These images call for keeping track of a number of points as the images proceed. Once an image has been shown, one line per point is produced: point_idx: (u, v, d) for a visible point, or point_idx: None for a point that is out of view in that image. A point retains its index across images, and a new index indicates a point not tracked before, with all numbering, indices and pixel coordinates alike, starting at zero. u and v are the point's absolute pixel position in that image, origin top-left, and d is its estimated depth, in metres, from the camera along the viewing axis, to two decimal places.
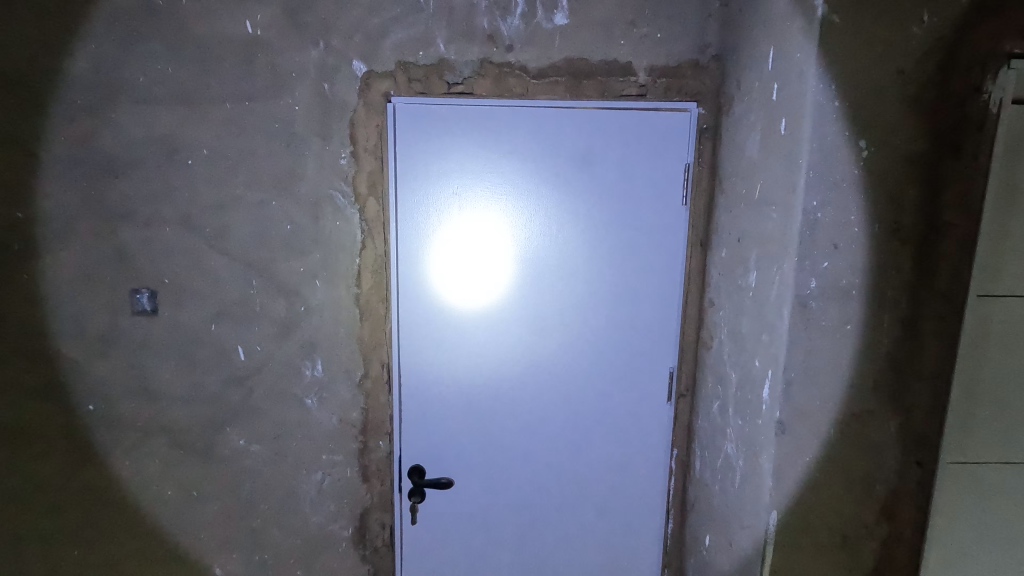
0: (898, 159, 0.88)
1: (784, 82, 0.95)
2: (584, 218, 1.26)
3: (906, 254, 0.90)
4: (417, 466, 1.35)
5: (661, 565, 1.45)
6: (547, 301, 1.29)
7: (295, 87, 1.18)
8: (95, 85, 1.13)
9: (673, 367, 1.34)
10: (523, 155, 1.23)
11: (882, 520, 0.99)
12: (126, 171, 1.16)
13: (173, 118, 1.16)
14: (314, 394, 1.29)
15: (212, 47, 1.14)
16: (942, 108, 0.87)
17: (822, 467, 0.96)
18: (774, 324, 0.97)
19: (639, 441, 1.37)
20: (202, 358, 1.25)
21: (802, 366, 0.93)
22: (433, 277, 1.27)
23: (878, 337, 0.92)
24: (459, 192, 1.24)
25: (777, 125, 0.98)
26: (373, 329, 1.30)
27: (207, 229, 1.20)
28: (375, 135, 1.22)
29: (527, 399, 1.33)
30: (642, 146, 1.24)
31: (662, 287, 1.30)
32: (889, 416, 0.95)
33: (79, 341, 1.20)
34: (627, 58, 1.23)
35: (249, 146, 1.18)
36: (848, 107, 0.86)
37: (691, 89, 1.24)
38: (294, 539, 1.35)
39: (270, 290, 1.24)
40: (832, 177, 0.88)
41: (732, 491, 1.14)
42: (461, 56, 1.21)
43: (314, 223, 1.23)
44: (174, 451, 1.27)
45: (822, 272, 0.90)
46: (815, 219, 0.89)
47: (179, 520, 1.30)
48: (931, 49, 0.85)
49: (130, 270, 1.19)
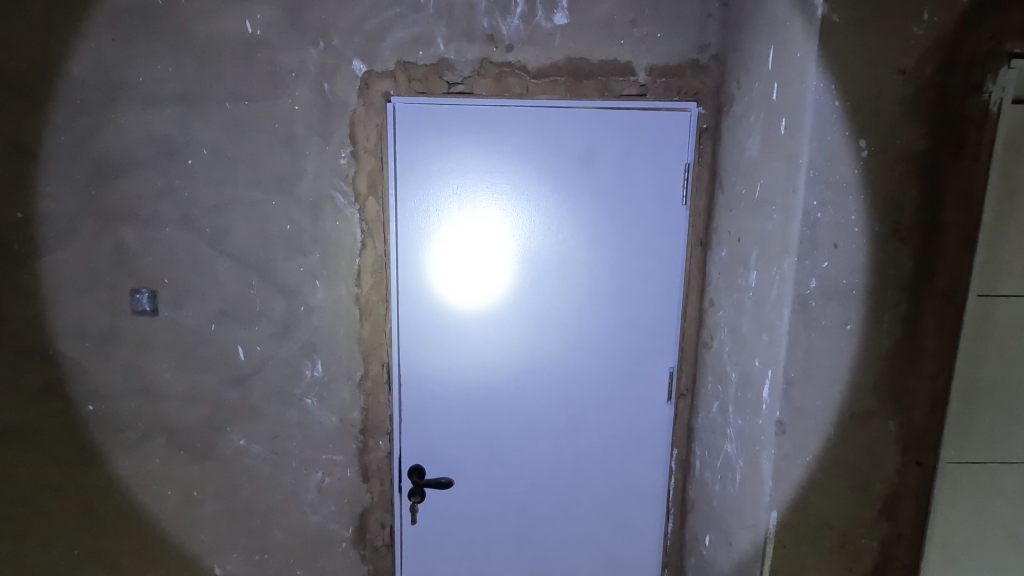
0: (899, 159, 0.87)
1: (785, 81, 0.95)
2: (584, 217, 1.26)
3: (907, 253, 0.90)
4: (417, 466, 1.35)
5: (661, 565, 1.45)
6: (548, 300, 1.29)
7: (295, 87, 1.18)
8: (95, 85, 1.13)
9: (673, 366, 1.34)
10: (524, 155, 1.23)
11: (883, 520, 0.99)
12: (126, 170, 1.16)
13: (173, 117, 1.16)
14: (314, 394, 1.29)
15: (212, 46, 1.14)
16: (942, 108, 0.87)
17: (822, 466, 0.96)
18: (774, 324, 0.97)
19: (639, 441, 1.37)
20: (202, 358, 1.25)
21: (802, 366, 0.93)
22: (434, 276, 1.27)
23: (879, 337, 0.92)
24: (460, 192, 1.24)
25: (777, 125, 0.97)
26: (372, 329, 1.30)
27: (207, 229, 1.20)
28: (375, 134, 1.22)
29: (527, 399, 1.33)
30: (642, 146, 1.24)
31: (663, 287, 1.30)
32: (890, 416, 0.95)
33: (79, 341, 1.20)
34: (627, 57, 1.23)
35: (249, 146, 1.18)
36: (848, 107, 0.86)
37: (692, 88, 1.24)
38: (294, 539, 1.35)
39: (270, 290, 1.24)
40: (832, 176, 0.88)
41: (732, 490, 1.14)
42: (460, 55, 1.21)
43: (314, 223, 1.23)
44: (174, 451, 1.27)
45: (822, 272, 0.90)
46: (815, 218, 0.89)
47: (179, 520, 1.30)
48: (931, 49, 0.85)
49: (130, 269, 1.19)
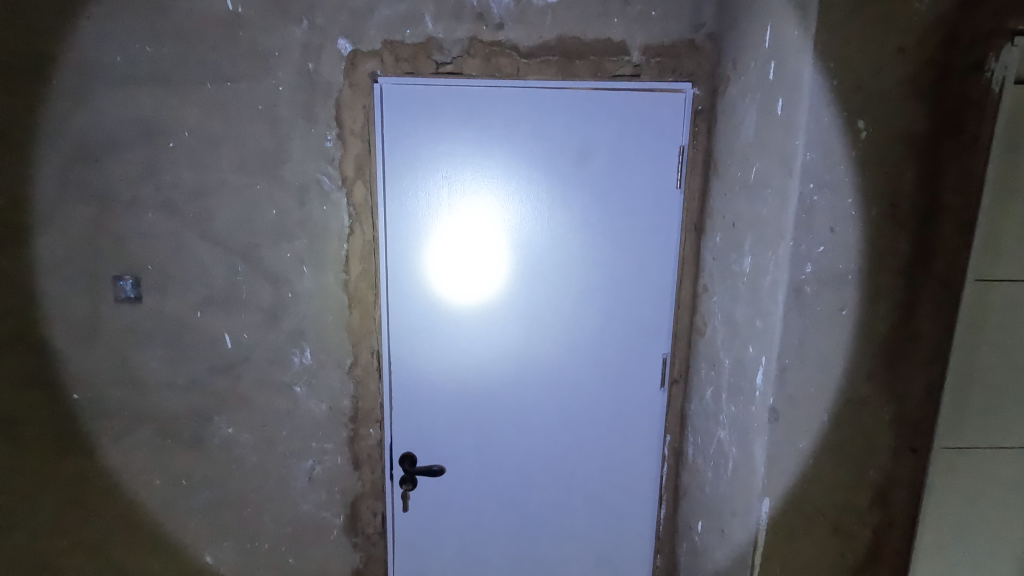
0: (896, 141, 0.85)
1: (781, 60, 0.92)
2: (578, 205, 1.24)
3: (904, 237, 0.88)
4: (408, 454, 1.34)
5: (653, 551, 1.45)
6: (543, 289, 1.27)
7: (278, 66, 1.14)
8: (70, 64, 1.08)
9: (666, 352, 1.33)
10: (516, 139, 1.20)
11: (874, 506, 0.98)
12: (104, 154, 1.12)
13: (153, 98, 1.12)
14: (303, 382, 1.28)
15: (192, 24, 1.10)
16: (941, 88, 0.84)
17: (815, 453, 0.95)
18: (768, 310, 0.95)
19: (633, 430, 1.36)
20: (189, 346, 1.22)
21: (797, 352, 0.92)
22: (424, 264, 1.25)
23: (874, 321, 0.91)
24: (450, 176, 1.21)
25: (773, 105, 0.95)
26: (361, 316, 1.28)
27: (191, 215, 1.17)
28: (362, 116, 1.19)
29: (521, 388, 1.31)
30: (636, 129, 1.21)
31: (657, 274, 1.29)
32: (883, 402, 0.94)
33: (62, 330, 1.17)
34: (621, 36, 1.19)
35: (233, 128, 1.15)
36: (846, 87, 0.83)
37: (687, 69, 1.21)
38: (286, 527, 1.34)
39: (256, 277, 1.22)
40: (829, 159, 0.85)
41: (725, 477, 1.14)
42: (448, 34, 1.18)
43: (300, 208, 1.20)
44: (162, 440, 1.25)
45: (818, 257, 0.88)
46: (811, 202, 0.87)
47: (169, 509, 1.29)
48: (933, 26, 0.82)
49: (112, 256, 1.16)
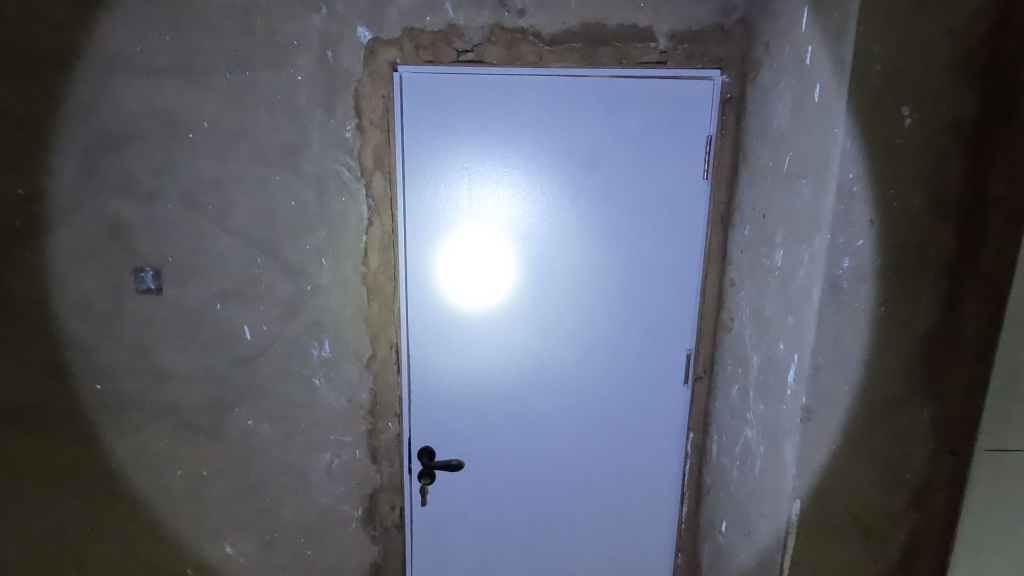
0: (942, 128, 0.81)
1: (818, 44, 0.88)
2: (600, 196, 1.20)
3: (948, 230, 0.84)
4: (427, 448, 1.33)
5: (674, 549, 1.43)
6: (563, 281, 1.24)
7: (297, 56, 1.12)
8: (90, 54, 1.07)
9: (690, 348, 1.30)
10: (537, 128, 1.17)
11: (911, 510, 0.94)
12: (124, 145, 1.12)
13: (172, 89, 1.11)
14: (322, 374, 1.27)
15: (210, 13, 1.09)
16: (993, 71, 0.79)
17: (847, 454, 0.92)
18: (802, 306, 0.92)
19: (655, 427, 1.34)
20: (208, 339, 1.22)
21: (832, 350, 0.88)
22: (443, 257, 1.23)
23: (914, 317, 0.87)
24: (470, 167, 1.19)
25: (810, 91, 0.91)
26: (380, 309, 1.27)
27: (209, 206, 1.16)
28: (381, 106, 1.18)
29: (541, 382, 1.29)
30: (662, 117, 1.18)
31: (681, 267, 1.25)
32: (923, 403, 0.90)
33: (84, 321, 1.17)
34: (647, 22, 1.16)
35: (252, 119, 1.14)
36: (887, 73, 0.80)
37: (716, 55, 1.17)
38: (305, 519, 1.34)
39: (275, 269, 1.21)
40: (870, 148, 0.81)
41: (751, 477, 1.11)
42: (470, 21, 1.15)
43: (318, 199, 1.19)
44: (182, 431, 1.25)
45: (857, 251, 0.85)
46: (851, 191, 0.83)
47: (190, 500, 1.29)
48: (986, 6, 0.77)
49: (131, 248, 1.16)
